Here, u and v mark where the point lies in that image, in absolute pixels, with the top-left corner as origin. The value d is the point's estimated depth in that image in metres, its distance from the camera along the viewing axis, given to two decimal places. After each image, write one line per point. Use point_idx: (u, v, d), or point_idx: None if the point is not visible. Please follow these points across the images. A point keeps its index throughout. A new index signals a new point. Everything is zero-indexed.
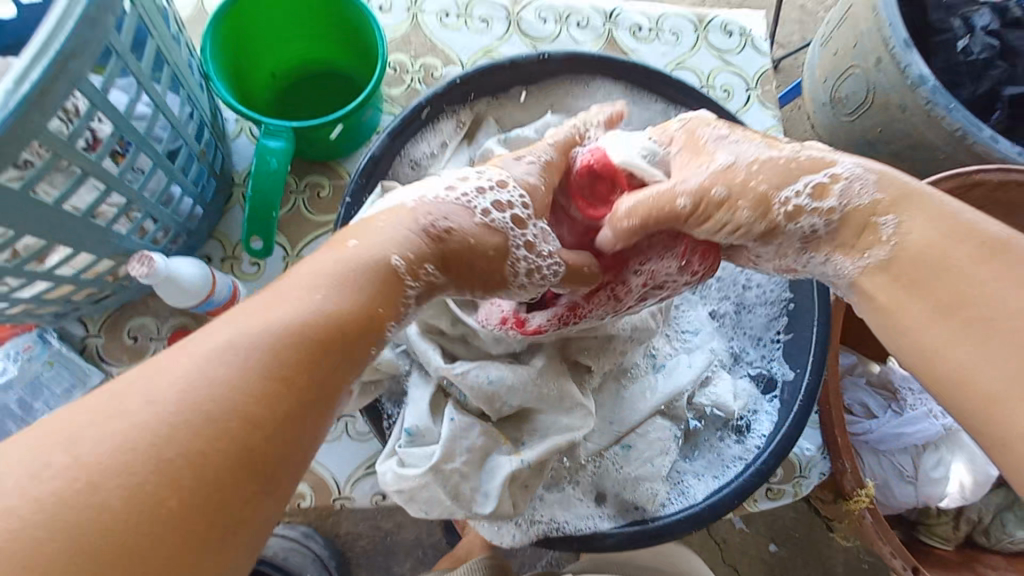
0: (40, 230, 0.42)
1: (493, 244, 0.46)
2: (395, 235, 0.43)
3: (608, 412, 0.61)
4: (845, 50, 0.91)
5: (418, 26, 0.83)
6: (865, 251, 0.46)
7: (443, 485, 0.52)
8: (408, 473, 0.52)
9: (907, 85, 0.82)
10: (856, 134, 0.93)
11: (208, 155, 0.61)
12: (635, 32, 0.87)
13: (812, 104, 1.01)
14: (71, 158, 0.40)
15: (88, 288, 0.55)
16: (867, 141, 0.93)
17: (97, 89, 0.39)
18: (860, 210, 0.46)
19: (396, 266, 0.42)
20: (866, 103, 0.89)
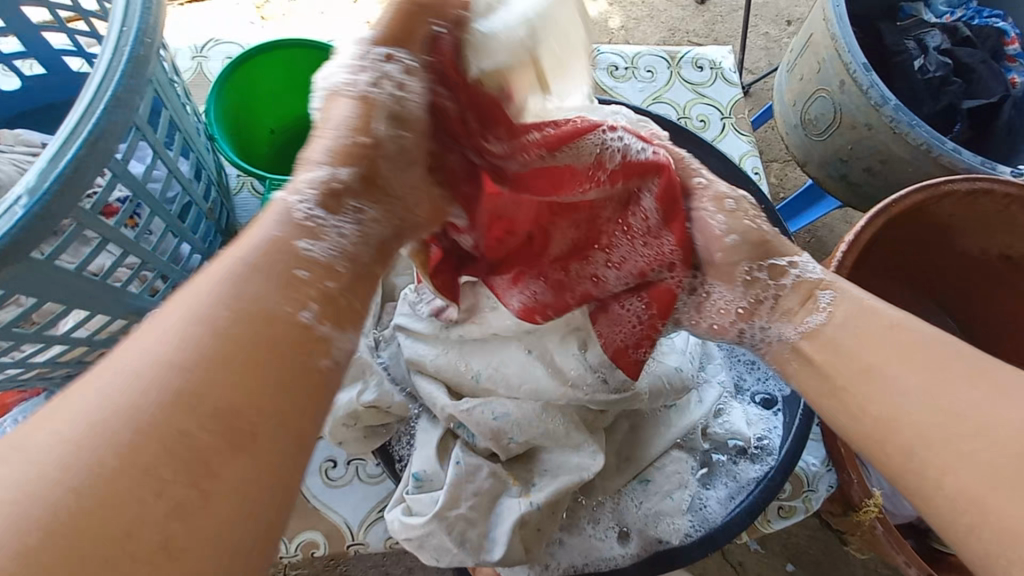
0: (62, 297, 0.44)
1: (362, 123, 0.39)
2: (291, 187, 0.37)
3: (628, 452, 0.61)
4: (811, 77, 0.97)
5: None
6: (807, 316, 0.46)
7: (448, 532, 0.52)
8: (414, 522, 0.53)
9: (871, 105, 0.87)
10: (829, 153, 0.98)
11: (215, 213, 0.64)
12: (612, 71, 0.92)
13: (785, 126, 1.07)
14: (94, 226, 0.42)
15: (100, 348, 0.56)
16: (839, 159, 0.97)
17: (119, 161, 0.42)
18: (811, 280, 0.48)
19: (284, 201, 0.36)
20: (835, 123, 0.95)
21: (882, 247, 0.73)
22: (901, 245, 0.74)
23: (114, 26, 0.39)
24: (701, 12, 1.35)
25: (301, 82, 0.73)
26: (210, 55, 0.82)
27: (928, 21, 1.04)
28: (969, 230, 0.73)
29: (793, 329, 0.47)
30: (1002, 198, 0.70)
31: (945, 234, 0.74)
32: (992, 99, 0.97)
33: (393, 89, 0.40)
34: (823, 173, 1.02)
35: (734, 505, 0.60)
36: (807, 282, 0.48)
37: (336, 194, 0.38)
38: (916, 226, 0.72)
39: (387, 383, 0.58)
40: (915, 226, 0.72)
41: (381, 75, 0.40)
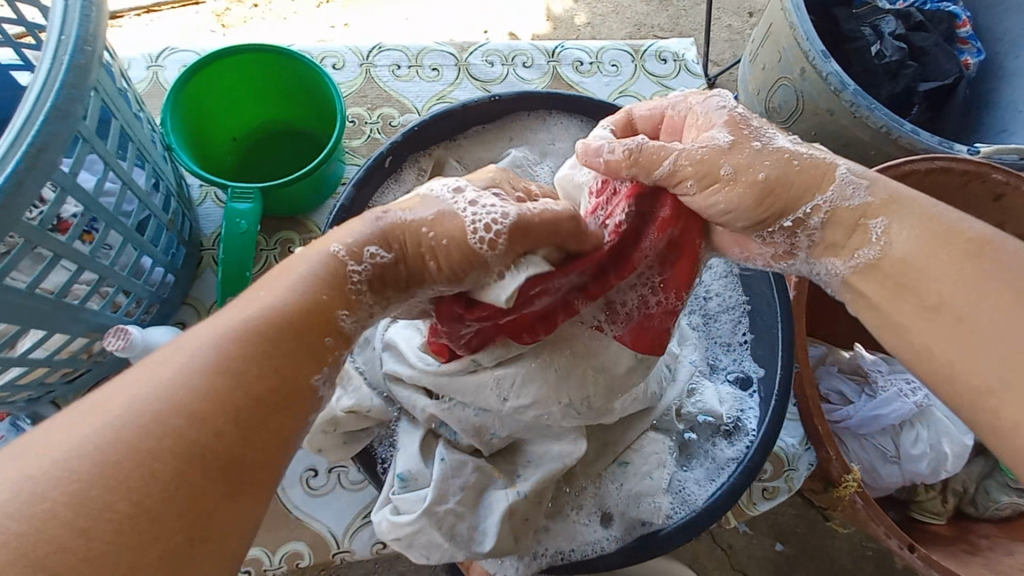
0: (15, 317, 0.43)
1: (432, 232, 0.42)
2: (326, 261, 0.41)
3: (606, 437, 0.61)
4: (772, 66, 0.99)
5: (373, 79, 0.87)
6: (855, 251, 0.45)
7: (438, 527, 0.52)
8: (401, 521, 0.53)
9: (831, 91, 0.89)
10: (793, 139, 1.00)
11: (177, 224, 0.62)
12: (578, 66, 0.93)
13: (750, 115, 1.08)
14: (44, 242, 0.41)
15: (63, 369, 0.54)
16: (804, 145, 0.99)
17: (66, 173, 0.40)
18: (855, 208, 0.45)
19: (335, 253, 0.41)
20: (798, 110, 0.96)
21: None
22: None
23: (51, 35, 0.37)
24: (664, 7, 1.37)
25: (257, 88, 0.71)
26: (167, 65, 0.80)
27: (882, 7, 1.06)
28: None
29: (843, 264, 0.45)
30: (961, 175, 0.72)
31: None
32: (948, 80, 1.00)
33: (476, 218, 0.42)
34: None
35: (712, 485, 0.62)
36: (852, 211, 0.45)
37: (382, 279, 0.43)
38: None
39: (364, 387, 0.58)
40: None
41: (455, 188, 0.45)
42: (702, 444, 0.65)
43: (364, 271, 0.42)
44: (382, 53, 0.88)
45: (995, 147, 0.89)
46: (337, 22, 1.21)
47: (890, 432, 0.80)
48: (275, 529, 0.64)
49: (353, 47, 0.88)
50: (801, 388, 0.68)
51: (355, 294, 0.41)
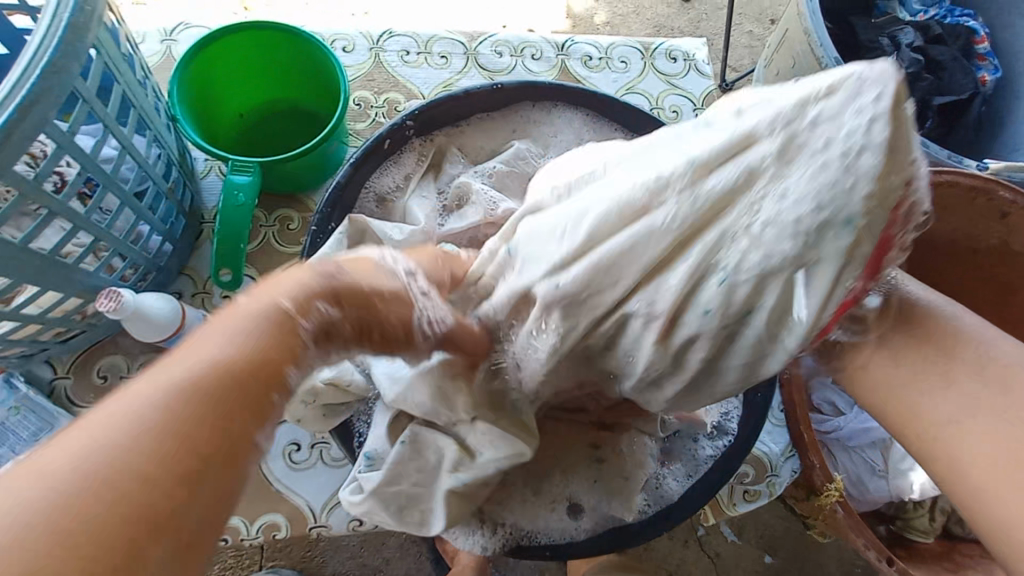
0: (6, 269, 0.43)
1: (394, 311, 0.43)
2: (259, 318, 0.36)
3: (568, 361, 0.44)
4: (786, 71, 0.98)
5: (381, 64, 0.87)
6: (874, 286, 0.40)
7: (386, 508, 0.53)
8: (353, 500, 0.53)
9: None
10: None
11: (177, 193, 0.63)
12: (586, 61, 0.93)
13: None
14: (38, 199, 0.42)
15: (56, 327, 0.56)
16: None
17: (64, 132, 0.41)
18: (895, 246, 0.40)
19: (285, 307, 0.37)
20: None
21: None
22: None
23: None
24: (685, 10, 1.36)
25: (264, 64, 0.72)
26: (180, 39, 0.82)
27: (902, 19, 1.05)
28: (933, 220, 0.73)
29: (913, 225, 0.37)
30: (967, 190, 0.70)
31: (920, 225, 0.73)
32: (963, 95, 0.98)
33: (423, 316, 0.45)
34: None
35: (690, 483, 0.60)
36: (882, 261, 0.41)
37: (331, 333, 0.40)
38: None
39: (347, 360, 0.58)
40: None
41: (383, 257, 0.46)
42: (684, 441, 0.62)
43: (313, 325, 0.38)
44: (391, 38, 0.89)
45: (1005, 164, 0.87)
46: (357, 10, 1.22)
47: (879, 446, 0.81)
48: (255, 500, 0.65)
49: (364, 32, 0.89)
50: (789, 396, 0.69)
51: (302, 345, 0.37)
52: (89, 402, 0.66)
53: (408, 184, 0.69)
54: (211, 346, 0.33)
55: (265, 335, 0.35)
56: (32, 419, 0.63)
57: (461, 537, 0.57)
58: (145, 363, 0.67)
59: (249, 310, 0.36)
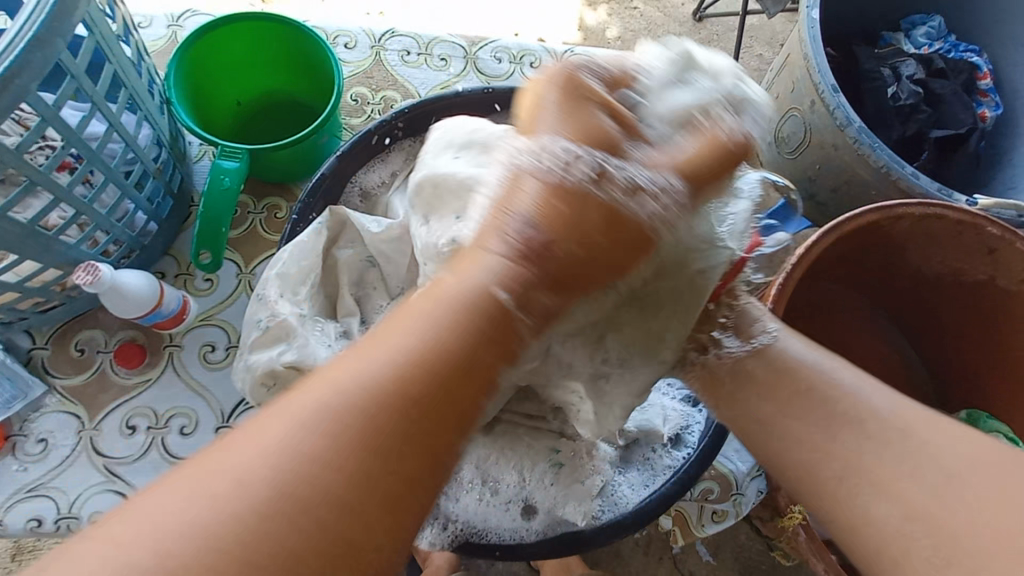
0: None
1: (597, 218, 0.35)
2: (424, 333, 0.32)
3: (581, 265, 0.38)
4: (786, 94, 0.98)
5: (381, 62, 0.89)
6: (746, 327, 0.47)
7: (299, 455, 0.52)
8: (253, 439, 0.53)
9: (835, 126, 0.88)
10: (800, 170, 0.99)
11: (165, 174, 0.64)
12: None
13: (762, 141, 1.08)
14: (19, 168, 0.43)
15: (34, 296, 0.57)
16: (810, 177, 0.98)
17: (49, 105, 0.43)
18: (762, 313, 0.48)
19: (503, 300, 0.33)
20: (805, 142, 0.96)
21: (819, 265, 0.71)
22: (857, 259, 0.72)
23: None
24: None
25: (263, 55, 0.73)
26: (185, 25, 0.83)
27: (906, 51, 1.03)
28: (921, 250, 0.70)
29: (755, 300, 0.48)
30: (955, 225, 0.66)
31: (903, 251, 0.71)
32: (961, 129, 0.97)
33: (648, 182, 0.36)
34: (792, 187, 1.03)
35: (645, 493, 0.62)
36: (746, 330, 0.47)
37: (530, 305, 0.34)
38: (871, 238, 0.69)
39: (312, 344, 0.56)
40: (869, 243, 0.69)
41: (514, 161, 0.37)
42: (643, 452, 0.64)
43: (520, 310, 0.34)
44: (393, 38, 0.90)
45: (996, 201, 0.87)
46: None
47: None
48: None
49: (367, 30, 0.90)
50: None
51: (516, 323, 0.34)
52: (65, 374, 0.67)
53: (393, 180, 0.69)
54: (364, 364, 0.31)
55: (442, 339, 0.32)
56: (7, 386, 0.64)
57: None
58: (123, 338, 0.68)
59: (463, 300, 0.33)
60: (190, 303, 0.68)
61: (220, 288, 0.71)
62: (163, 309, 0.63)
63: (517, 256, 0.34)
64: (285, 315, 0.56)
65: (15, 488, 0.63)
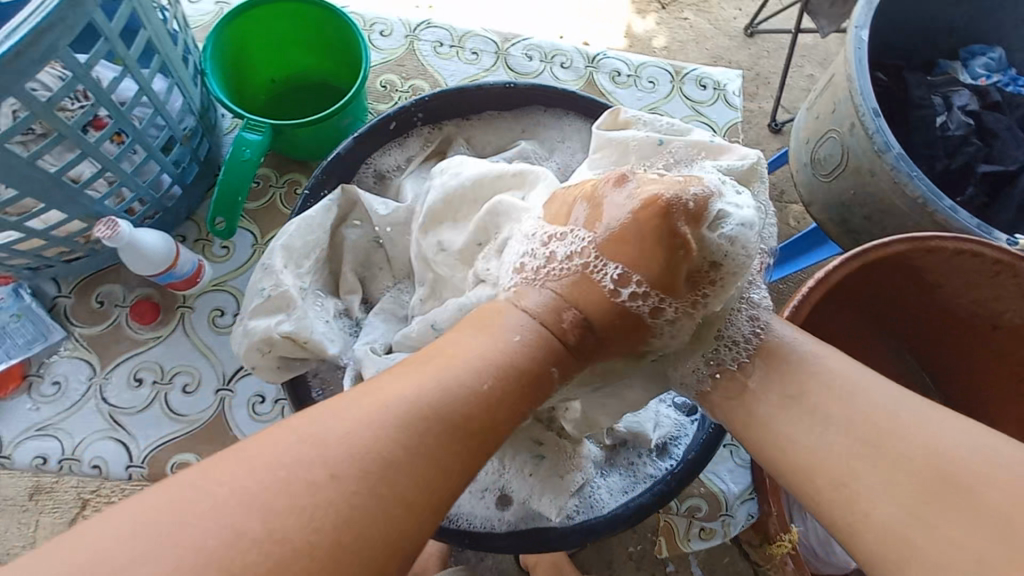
0: (11, 179, 0.48)
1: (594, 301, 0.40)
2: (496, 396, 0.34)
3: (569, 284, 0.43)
4: (825, 114, 0.82)
5: (413, 51, 0.90)
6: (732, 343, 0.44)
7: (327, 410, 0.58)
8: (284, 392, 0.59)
9: (873, 151, 0.73)
10: (833, 198, 0.82)
11: (192, 141, 0.67)
12: (614, 76, 0.94)
13: (795, 164, 0.91)
14: (48, 120, 0.46)
15: (60, 246, 0.60)
16: (843, 206, 0.82)
17: (81, 63, 0.45)
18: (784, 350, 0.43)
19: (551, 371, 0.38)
20: (842, 165, 0.79)
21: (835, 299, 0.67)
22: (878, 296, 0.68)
23: None
24: None
25: (297, 36, 0.76)
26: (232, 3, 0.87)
27: (961, 80, 0.91)
28: (954, 289, 0.65)
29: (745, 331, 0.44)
30: (992, 264, 0.61)
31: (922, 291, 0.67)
32: (1011, 167, 0.84)
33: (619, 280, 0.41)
34: (825, 216, 0.85)
35: (623, 499, 0.60)
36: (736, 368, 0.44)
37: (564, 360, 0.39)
38: (897, 274, 0.65)
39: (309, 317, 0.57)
40: (899, 274, 0.65)
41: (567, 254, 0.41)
42: (627, 456, 0.63)
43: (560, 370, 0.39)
44: (428, 29, 0.92)
45: None
46: None
47: None
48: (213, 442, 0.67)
49: (403, 19, 0.92)
50: None
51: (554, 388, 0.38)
52: (84, 323, 0.70)
53: (408, 165, 0.70)
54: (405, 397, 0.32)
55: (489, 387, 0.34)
56: (30, 327, 0.68)
57: None
58: (141, 295, 0.71)
59: (521, 361, 0.36)
60: (205, 268, 0.71)
61: (236, 255, 0.74)
62: (178, 270, 0.66)
63: (544, 325, 0.39)
64: (287, 286, 0.57)
65: (26, 427, 0.66)
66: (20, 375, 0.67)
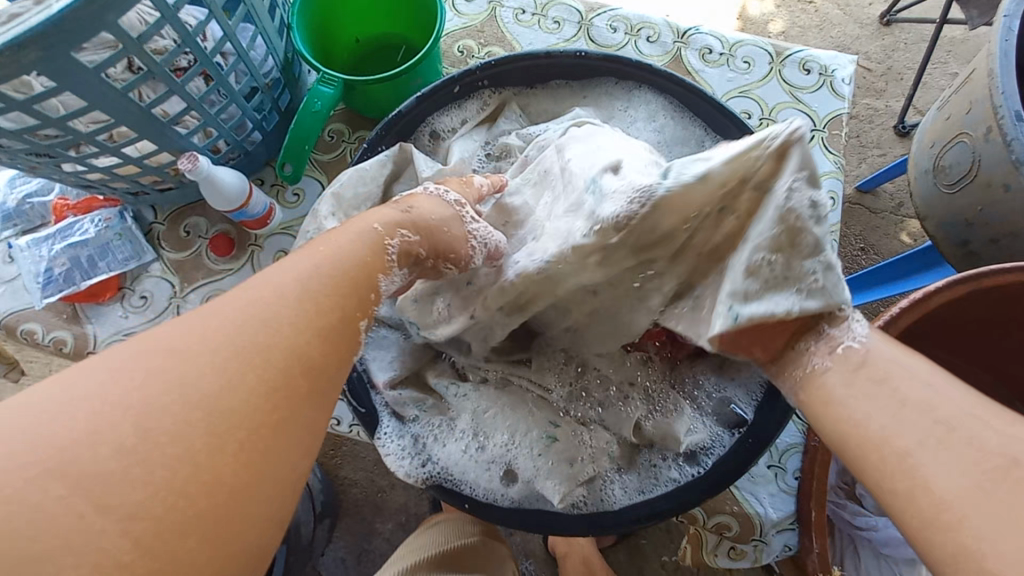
0: (107, 107, 0.54)
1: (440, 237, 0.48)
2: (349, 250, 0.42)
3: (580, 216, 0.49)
4: (957, 115, 0.69)
5: (495, 18, 0.89)
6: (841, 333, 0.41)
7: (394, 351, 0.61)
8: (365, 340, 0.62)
9: (1010, 162, 0.60)
10: (951, 211, 0.70)
11: (273, 90, 0.71)
12: (705, 54, 0.87)
13: (912, 171, 0.77)
14: (138, 55, 0.51)
15: (152, 175, 0.67)
16: (963, 221, 0.69)
17: (167, 3, 0.50)
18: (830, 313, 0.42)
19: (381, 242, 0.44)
20: (968, 176, 0.67)
21: (946, 318, 0.59)
22: (985, 323, 0.59)
23: None
24: None
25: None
26: None
27: None
28: None
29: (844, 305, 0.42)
30: None
31: None
32: None
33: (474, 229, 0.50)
34: (939, 232, 0.73)
35: (637, 499, 0.57)
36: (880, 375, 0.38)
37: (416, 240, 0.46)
38: (1001, 302, 0.57)
39: None
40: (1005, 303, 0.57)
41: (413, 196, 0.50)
42: (650, 458, 0.59)
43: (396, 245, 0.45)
44: None
45: None
46: None
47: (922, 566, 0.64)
48: None
49: None
50: (810, 465, 0.62)
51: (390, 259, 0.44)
52: (171, 249, 0.78)
53: (462, 127, 0.70)
54: (277, 277, 0.38)
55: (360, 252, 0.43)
56: (128, 247, 0.77)
57: (393, 455, 0.58)
58: (219, 229, 0.78)
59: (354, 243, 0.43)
60: (274, 211, 0.76)
61: (304, 203, 0.79)
62: (249, 209, 0.71)
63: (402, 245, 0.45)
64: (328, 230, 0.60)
65: (114, 331, 0.75)
66: (117, 286, 0.77)
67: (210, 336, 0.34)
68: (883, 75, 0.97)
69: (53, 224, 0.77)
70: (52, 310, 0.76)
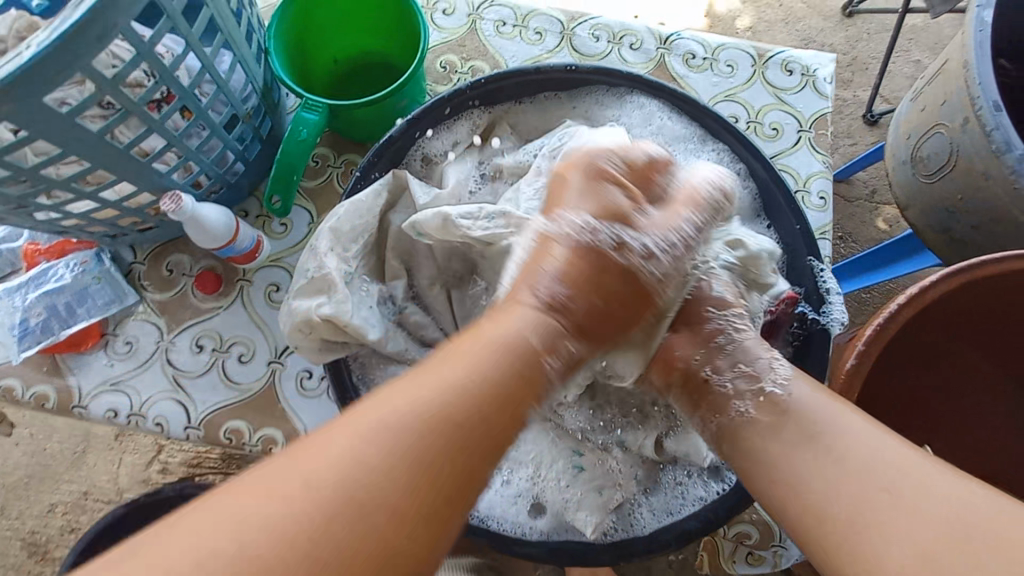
0: (83, 151, 0.50)
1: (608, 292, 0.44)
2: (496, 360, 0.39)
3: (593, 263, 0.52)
4: (932, 107, 0.69)
5: (475, 31, 0.88)
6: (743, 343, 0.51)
7: None
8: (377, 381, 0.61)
9: (991, 151, 0.61)
10: (934, 202, 0.70)
11: (254, 119, 0.68)
12: (688, 59, 0.87)
13: (889, 162, 0.78)
14: (114, 94, 0.48)
15: (132, 217, 0.64)
16: (949, 213, 0.70)
17: (143, 39, 0.47)
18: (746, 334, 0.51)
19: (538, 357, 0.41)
20: (947, 165, 0.67)
21: (945, 317, 0.60)
22: (984, 316, 0.61)
23: None
24: None
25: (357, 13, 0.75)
26: None
27: None
28: None
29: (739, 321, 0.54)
30: None
31: None
32: None
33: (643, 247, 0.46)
34: (923, 224, 0.74)
35: (667, 521, 0.56)
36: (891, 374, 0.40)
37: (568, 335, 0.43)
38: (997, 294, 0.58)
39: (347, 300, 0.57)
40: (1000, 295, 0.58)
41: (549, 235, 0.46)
42: (675, 476, 0.58)
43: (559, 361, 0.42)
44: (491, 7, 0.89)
45: None
46: None
47: None
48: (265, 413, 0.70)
49: None
50: None
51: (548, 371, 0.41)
52: (155, 290, 0.75)
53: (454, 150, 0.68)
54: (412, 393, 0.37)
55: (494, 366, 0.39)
56: (108, 290, 0.73)
57: None
58: (205, 266, 0.75)
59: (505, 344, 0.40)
60: (263, 244, 0.73)
61: (293, 233, 0.76)
62: (238, 245, 0.68)
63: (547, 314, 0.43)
64: (330, 269, 0.58)
65: (100, 381, 0.72)
66: (99, 333, 0.73)
67: (319, 460, 0.34)
68: (849, 67, 0.99)
69: (25, 272, 0.73)
70: (30, 363, 0.72)
